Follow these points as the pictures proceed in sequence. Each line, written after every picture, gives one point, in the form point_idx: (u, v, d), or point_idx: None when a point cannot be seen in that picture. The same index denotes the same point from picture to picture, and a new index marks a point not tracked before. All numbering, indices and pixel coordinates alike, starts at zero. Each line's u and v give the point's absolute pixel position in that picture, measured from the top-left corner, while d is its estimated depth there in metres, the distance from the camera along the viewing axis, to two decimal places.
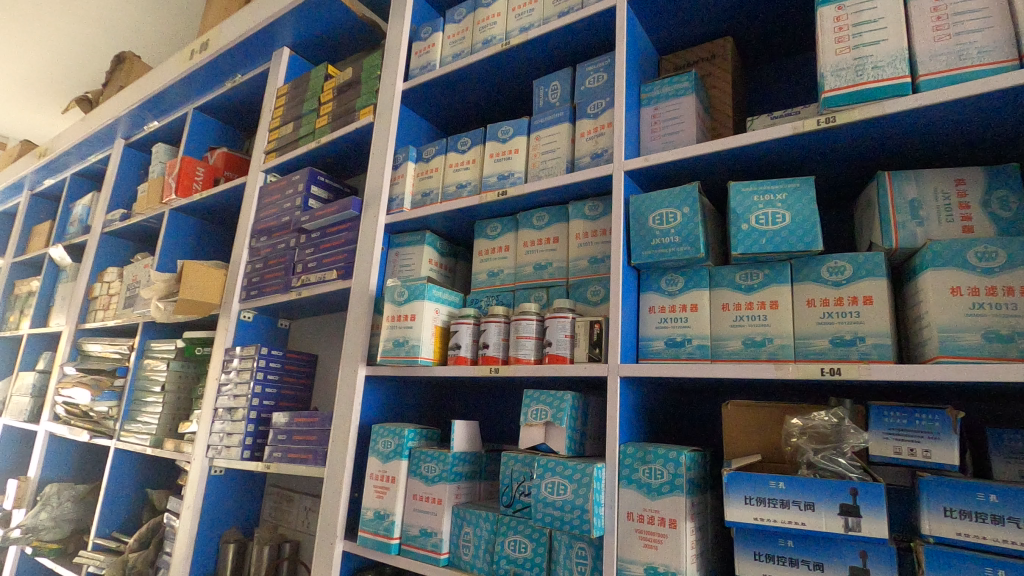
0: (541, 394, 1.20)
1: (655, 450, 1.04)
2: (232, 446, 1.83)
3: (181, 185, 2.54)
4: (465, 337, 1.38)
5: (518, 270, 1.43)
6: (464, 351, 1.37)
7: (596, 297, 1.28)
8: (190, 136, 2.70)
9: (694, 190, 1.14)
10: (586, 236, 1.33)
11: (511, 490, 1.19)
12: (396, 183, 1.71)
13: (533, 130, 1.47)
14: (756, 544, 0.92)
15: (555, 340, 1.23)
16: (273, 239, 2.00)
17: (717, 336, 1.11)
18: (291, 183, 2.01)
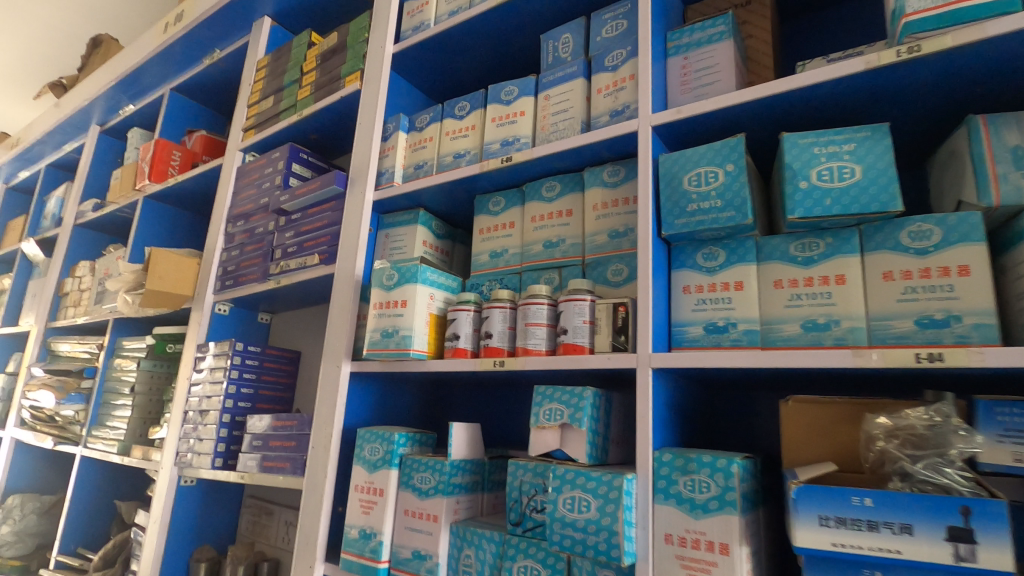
0: (555, 391, 1.01)
1: (699, 458, 0.85)
2: (203, 453, 1.63)
3: (155, 169, 2.35)
4: (464, 325, 1.19)
5: (525, 249, 1.24)
6: (463, 342, 1.18)
7: (618, 276, 1.09)
8: (166, 118, 2.51)
9: (739, 144, 0.95)
10: (605, 207, 1.14)
11: (520, 506, 0.99)
12: (385, 156, 1.52)
13: (542, 90, 1.28)
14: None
15: (571, 327, 1.04)
16: (250, 223, 1.81)
17: (769, 320, 0.92)
18: (270, 161, 1.82)
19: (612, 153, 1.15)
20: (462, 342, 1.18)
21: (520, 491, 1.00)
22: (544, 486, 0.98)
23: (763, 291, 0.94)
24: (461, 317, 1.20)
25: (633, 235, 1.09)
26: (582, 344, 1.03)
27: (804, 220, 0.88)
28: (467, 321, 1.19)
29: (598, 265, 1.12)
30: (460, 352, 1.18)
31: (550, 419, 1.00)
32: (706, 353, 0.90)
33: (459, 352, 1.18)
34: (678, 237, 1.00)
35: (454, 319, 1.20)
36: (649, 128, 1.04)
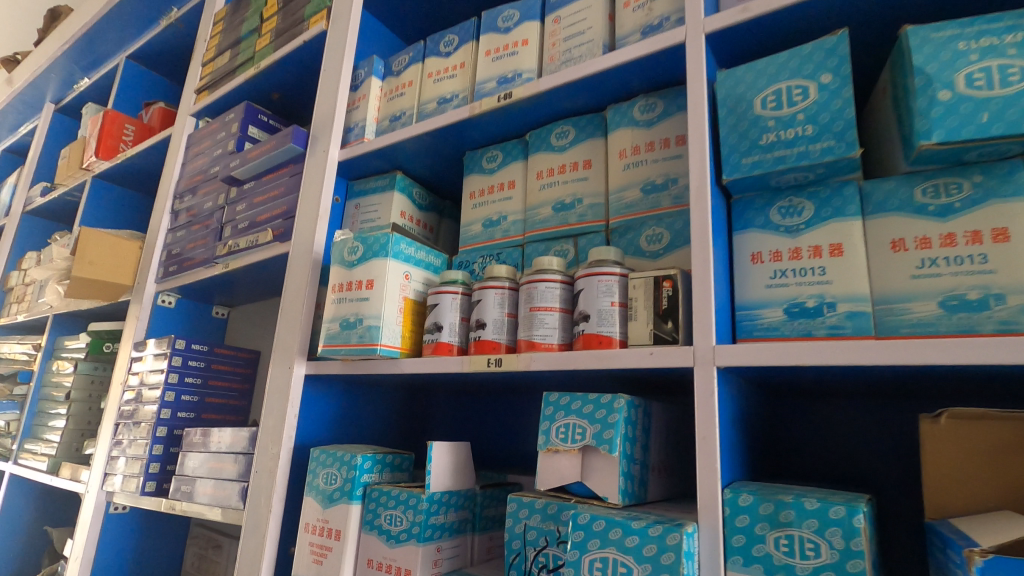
0: (574, 399, 0.73)
1: (799, 503, 0.55)
2: (132, 475, 1.33)
3: (102, 143, 2.04)
4: (448, 312, 0.90)
5: (529, 214, 0.95)
6: (447, 335, 0.89)
7: (656, 244, 0.81)
8: (120, 88, 2.22)
9: (841, 46, 0.67)
10: (636, 153, 0.85)
11: (524, 563, 0.70)
12: (355, 108, 1.23)
13: (550, 11, 1.00)
14: None
15: (595, 312, 0.75)
16: (198, 198, 1.52)
17: (887, 298, 0.64)
18: (223, 124, 1.53)
19: (644, 82, 0.87)
20: (445, 335, 0.89)
21: (524, 541, 0.71)
22: (558, 535, 0.69)
23: (872, 257, 0.66)
24: (445, 302, 0.90)
25: (675, 188, 0.81)
26: (609, 334, 0.74)
27: (945, 150, 0.59)
28: (453, 308, 0.90)
29: (628, 231, 0.84)
30: (442, 348, 0.88)
31: (569, 442, 0.71)
32: (801, 344, 0.61)
33: (441, 348, 0.88)
34: (742, 185, 0.72)
35: (435, 305, 0.91)
36: (701, 38, 0.75)
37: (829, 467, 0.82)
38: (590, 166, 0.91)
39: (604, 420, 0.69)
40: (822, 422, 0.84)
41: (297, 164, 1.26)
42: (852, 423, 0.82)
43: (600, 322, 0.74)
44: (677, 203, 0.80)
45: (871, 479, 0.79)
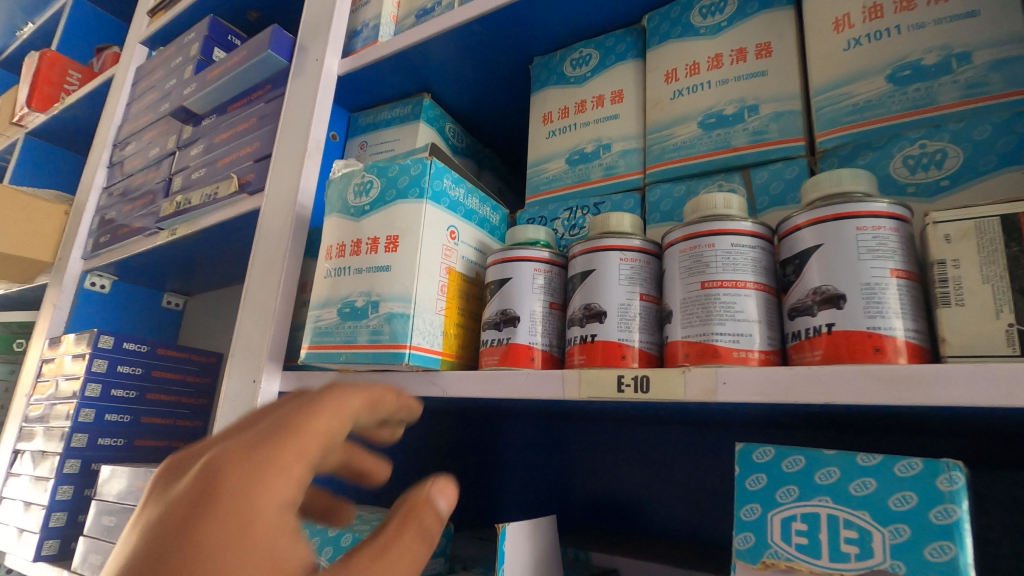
0: (817, 462, 0.37)
1: None
2: (25, 529, 0.93)
3: (37, 90, 1.63)
4: (525, 294, 0.52)
5: (654, 139, 0.58)
6: (526, 334, 0.51)
7: (930, 171, 0.44)
8: (65, 27, 1.81)
9: None
10: (872, 17, 0.48)
11: None
12: (363, 6, 0.85)
13: None
14: None
15: (852, 289, 0.38)
16: (143, 144, 1.12)
17: None
18: (180, 47, 1.14)
19: None
20: (522, 332, 0.51)
21: None
22: None
23: None
24: (520, 278, 0.53)
25: (967, 71, 0.44)
26: (891, 334, 0.37)
27: None
28: (533, 287, 0.53)
29: (864, 151, 0.47)
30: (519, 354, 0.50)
31: (824, 557, 0.35)
32: None
33: (517, 355, 0.50)
34: None
35: (503, 282, 0.54)
36: None
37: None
38: (772, 51, 0.54)
39: (917, 517, 0.33)
40: None
41: (277, 85, 0.88)
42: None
43: (868, 309, 0.37)
44: (971, 96, 0.44)
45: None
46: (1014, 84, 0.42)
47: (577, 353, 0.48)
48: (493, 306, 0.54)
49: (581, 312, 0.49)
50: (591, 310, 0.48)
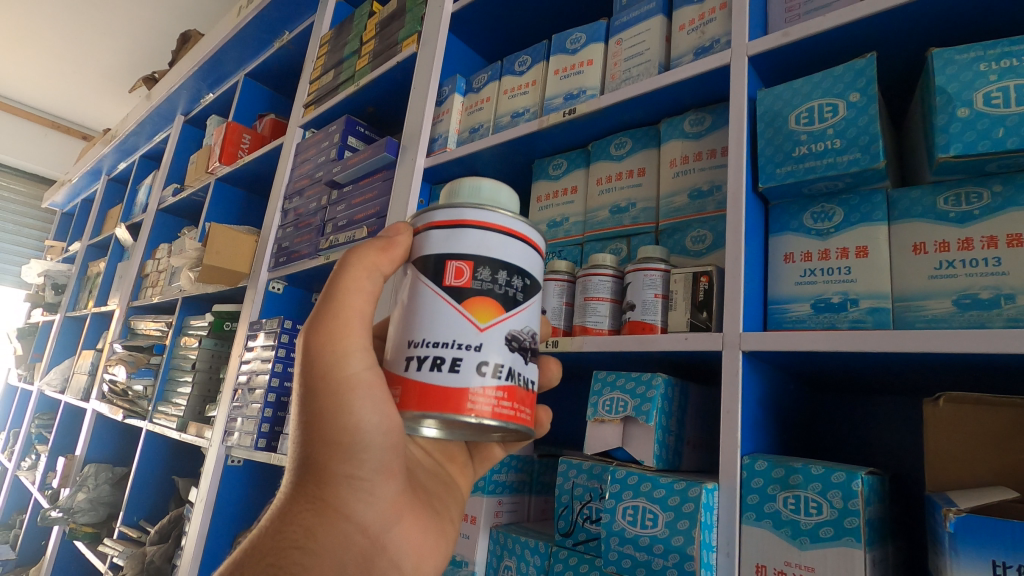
0: (618, 377, 0.85)
1: (807, 469, 0.64)
2: (248, 433, 1.57)
3: (225, 151, 2.36)
4: (513, 259, 0.55)
5: (588, 216, 1.07)
6: (475, 378, 0.52)
7: (699, 245, 0.90)
8: (240, 102, 2.55)
9: (869, 67, 0.73)
10: (685, 162, 0.95)
11: (571, 513, 0.84)
12: (439, 121, 1.39)
13: (613, 34, 1.11)
14: (987, 550, 0.51)
15: (640, 302, 0.86)
16: (304, 198, 1.75)
17: (904, 296, 0.71)
18: (326, 135, 1.75)
19: (696, 100, 0.96)
20: (425, 372, 0.52)
21: (572, 496, 0.85)
22: (600, 491, 0.82)
23: (896, 258, 0.73)
24: (523, 239, 0.56)
25: (719, 194, 0.90)
26: (650, 322, 0.84)
27: (963, 161, 0.66)
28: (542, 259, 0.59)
29: (676, 232, 0.94)
30: (482, 406, 0.51)
31: (612, 413, 0.83)
32: (817, 334, 0.69)
33: (510, 394, 0.53)
34: (779, 193, 0.81)
35: (484, 254, 0.54)
36: (745, 59, 0.83)
37: (842, 449, 0.84)
38: (644, 173, 1.02)
39: (643, 395, 0.80)
40: (854, 410, 0.84)
41: (389, 170, 1.45)
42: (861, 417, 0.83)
43: (644, 311, 0.85)
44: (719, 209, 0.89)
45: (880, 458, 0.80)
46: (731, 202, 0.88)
47: (505, 392, 0.53)
48: (445, 308, 0.53)
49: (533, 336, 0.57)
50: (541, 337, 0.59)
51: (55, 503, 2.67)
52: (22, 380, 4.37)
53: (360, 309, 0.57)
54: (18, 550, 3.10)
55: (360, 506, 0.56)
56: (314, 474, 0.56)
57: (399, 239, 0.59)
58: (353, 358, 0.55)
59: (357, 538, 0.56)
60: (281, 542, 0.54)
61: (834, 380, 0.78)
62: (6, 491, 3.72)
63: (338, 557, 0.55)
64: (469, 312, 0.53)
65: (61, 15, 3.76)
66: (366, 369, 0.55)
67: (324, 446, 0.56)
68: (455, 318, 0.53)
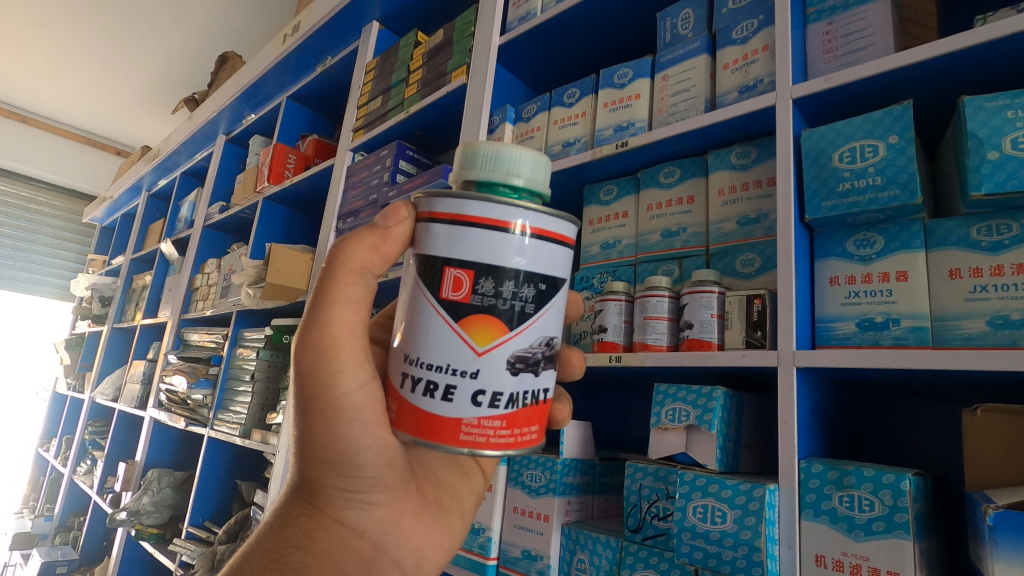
0: (680, 389, 0.95)
1: (859, 471, 0.73)
2: None
3: (273, 172, 2.49)
4: (524, 261, 0.53)
5: (640, 239, 1.17)
6: (470, 409, 0.52)
7: (748, 267, 1.00)
8: (284, 124, 2.68)
9: (906, 112, 0.82)
10: (733, 191, 1.04)
11: (639, 511, 0.94)
12: None
13: (659, 70, 1.20)
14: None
15: (697, 321, 0.96)
16: (359, 219, 1.87)
17: (941, 316, 0.80)
18: (378, 159, 1.86)
19: (742, 134, 1.05)
20: (419, 394, 0.54)
21: (639, 496, 0.96)
22: (666, 491, 0.92)
23: (933, 281, 0.81)
24: (537, 238, 0.54)
25: (766, 221, 0.99)
26: (708, 339, 0.94)
27: (993, 197, 0.74)
28: (560, 257, 0.56)
29: (727, 255, 1.03)
30: (474, 438, 0.52)
31: (675, 421, 0.93)
32: (866, 352, 0.78)
33: (510, 422, 0.54)
34: (824, 223, 0.90)
35: (484, 261, 0.53)
36: (789, 101, 0.92)
37: (885, 451, 0.93)
38: (692, 200, 1.11)
39: (704, 406, 0.90)
40: (895, 415, 0.93)
41: None
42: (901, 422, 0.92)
43: (702, 329, 0.95)
44: (767, 235, 0.98)
45: (921, 459, 0.89)
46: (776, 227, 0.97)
47: (501, 422, 0.53)
48: (441, 325, 0.54)
49: (542, 349, 0.56)
50: (555, 346, 0.57)
51: (119, 505, 2.84)
52: (72, 388, 4.58)
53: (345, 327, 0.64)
54: (82, 550, 3.29)
55: (355, 513, 0.68)
56: (312, 482, 0.68)
57: (396, 229, 0.60)
58: (340, 379, 0.63)
59: (355, 540, 0.68)
60: (287, 541, 0.67)
61: (879, 391, 0.88)
62: (65, 494, 3.93)
63: (336, 555, 0.67)
64: (466, 333, 0.53)
65: (103, 40, 3.94)
66: (354, 394, 0.63)
67: (321, 462, 0.66)
68: (451, 337, 0.53)
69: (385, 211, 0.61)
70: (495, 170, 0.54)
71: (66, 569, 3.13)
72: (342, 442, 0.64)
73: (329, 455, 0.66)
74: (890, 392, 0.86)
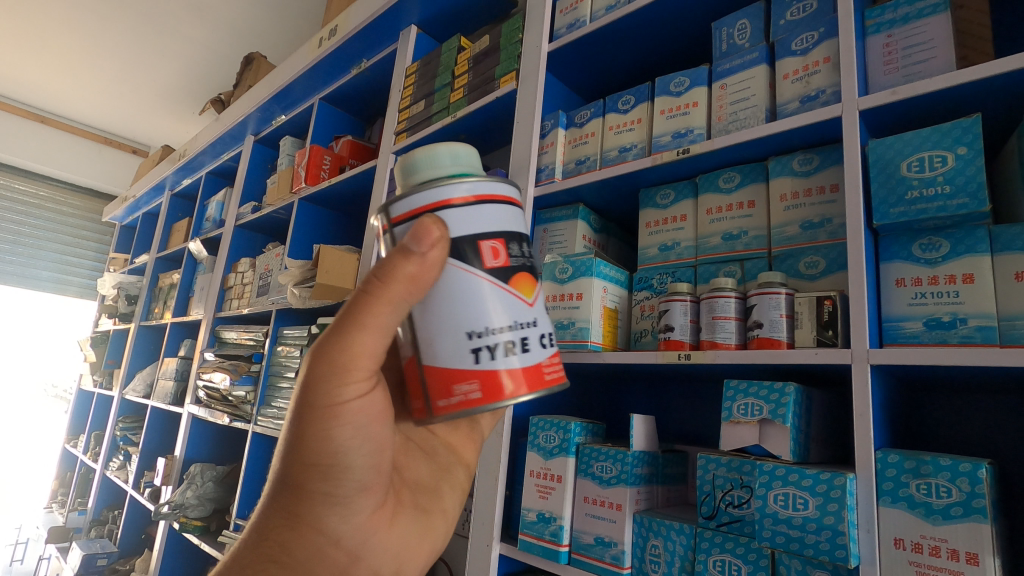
0: (751, 385, 1.00)
1: (936, 460, 0.79)
2: None
3: (310, 173, 2.54)
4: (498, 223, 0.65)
5: (701, 241, 1.23)
6: (536, 353, 0.65)
7: (813, 269, 1.05)
8: (318, 126, 2.72)
9: (975, 125, 0.87)
10: (795, 197, 1.10)
11: (712, 499, 1.00)
12: (544, 153, 1.54)
13: (716, 79, 1.25)
14: None
15: (767, 321, 1.02)
16: None
17: (1008, 316, 0.85)
18: None
19: (804, 142, 1.10)
20: (494, 358, 0.62)
21: (713, 485, 1.01)
22: (741, 481, 0.97)
23: (999, 284, 0.87)
24: (484, 202, 0.64)
25: (831, 226, 1.04)
26: (778, 338, 1.00)
27: None
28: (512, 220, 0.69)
29: (791, 257, 1.08)
30: (552, 374, 0.67)
31: (748, 416, 0.99)
32: (939, 351, 0.84)
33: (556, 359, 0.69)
34: (891, 227, 0.95)
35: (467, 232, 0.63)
36: (856, 112, 0.97)
37: (943, 440, 1.00)
38: (753, 205, 1.17)
39: (777, 401, 0.96)
40: (953, 407, 0.99)
41: None
42: (960, 413, 0.99)
43: (771, 328, 1.01)
44: (830, 239, 1.04)
45: (979, 447, 0.96)
46: (840, 231, 1.03)
47: (478, 394, 0.61)
48: (474, 287, 0.62)
49: None
50: None
51: (160, 499, 2.91)
52: (98, 385, 4.66)
53: (359, 344, 0.61)
54: (121, 542, 3.38)
55: (335, 521, 0.65)
56: (292, 487, 0.64)
57: (437, 239, 0.60)
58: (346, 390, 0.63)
59: (332, 550, 0.65)
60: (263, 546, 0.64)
61: (944, 386, 0.94)
62: (97, 488, 4.01)
63: (312, 566, 0.64)
64: (515, 289, 0.65)
65: (126, 40, 3.98)
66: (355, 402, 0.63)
67: (309, 469, 0.63)
68: (506, 297, 0.63)
69: (414, 233, 0.60)
70: (438, 164, 0.66)
71: (107, 561, 3.21)
72: (331, 447, 0.63)
73: (320, 461, 0.63)
74: (953, 386, 0.93)
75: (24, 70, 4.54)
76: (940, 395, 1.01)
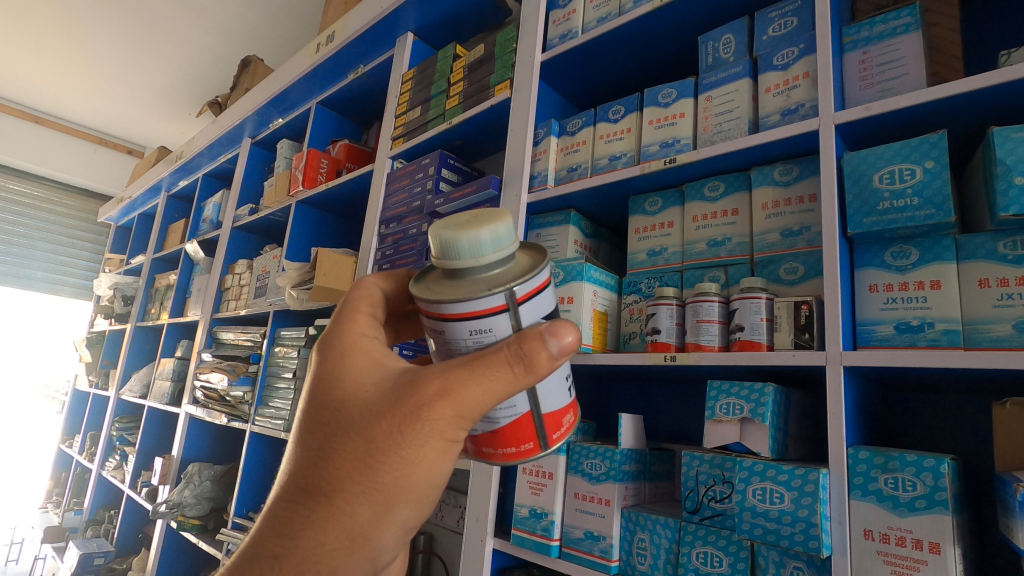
0: (732, 385, 1.05)
1: (903, 456, 0.85)
2: None
3: (307, 176, 2.57)
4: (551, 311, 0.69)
5: (687, 247, 1.28)
6: None
7: (792, 275, 1.10)
8: (315, 129, 2.75)
9: (941, 141, 0.93)
10: (776, 206, 1.15)
11: (696, 495, 1.06)
12: (537, 160, 1.58)
13: (702, 91, 1.30)
14: None
15: (748, 324, 1.07)
16: (402, 225, 1.96)
17: (972, 321, 0.90)
18: (419, 167, 1.95)
19: (785, 153, 1.15)
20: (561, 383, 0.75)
21: (697, 481, 1.07)
22: (722, 476, 1.03)
23: (965, 290, 0.92)
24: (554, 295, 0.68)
25: (809, 234, 1.10)
26: (759, 341, 1.05)
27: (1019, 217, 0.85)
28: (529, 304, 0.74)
29: (772, 263, 1.13)
30: None
31: (729, 414, 1.04)
32: (907, 353, 0.89)
33: None
34: (864, 236, 1.00)
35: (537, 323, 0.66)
36: (833, 127, 1.02)
37: (914, 437, 1.05)
38: (737, 213, 1.22)
39: (756, 400, 1.01)
40: (924, 405, 1.05)
41: (493, 205, 1.67)
42: (930, 411, 1.04)
43: (753, 331, 1.06)
44: (808, 247, 1.09)
45: (948, 444, 1.01)
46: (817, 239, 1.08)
47: (533, 444, 0.69)
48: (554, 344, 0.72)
49: None
50: None
51: (157, 498, 2.94)
52: (94, 386, 4.67)
53: (484, 385, 0.61)
54: (118, 541, 3.41)
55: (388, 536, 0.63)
56: (354, 490, 0.60)
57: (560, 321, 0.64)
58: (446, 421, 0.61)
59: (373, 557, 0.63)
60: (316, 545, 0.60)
61: (914, 386, 0.99)
62: (93, 489, 4.03)
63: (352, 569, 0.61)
64: None
65: (122, 42, 3.99)
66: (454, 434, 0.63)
67: (383, 484, 0.60)
68: None
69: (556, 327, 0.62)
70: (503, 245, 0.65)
71: (103, 560, 3.24)
72: (425, 491, 0.63)
73: (401, 478, 0.61)
74: (922, 386, 0.98)
75: (21, 71, 4.55)
76: (912, 395, 1.06)
